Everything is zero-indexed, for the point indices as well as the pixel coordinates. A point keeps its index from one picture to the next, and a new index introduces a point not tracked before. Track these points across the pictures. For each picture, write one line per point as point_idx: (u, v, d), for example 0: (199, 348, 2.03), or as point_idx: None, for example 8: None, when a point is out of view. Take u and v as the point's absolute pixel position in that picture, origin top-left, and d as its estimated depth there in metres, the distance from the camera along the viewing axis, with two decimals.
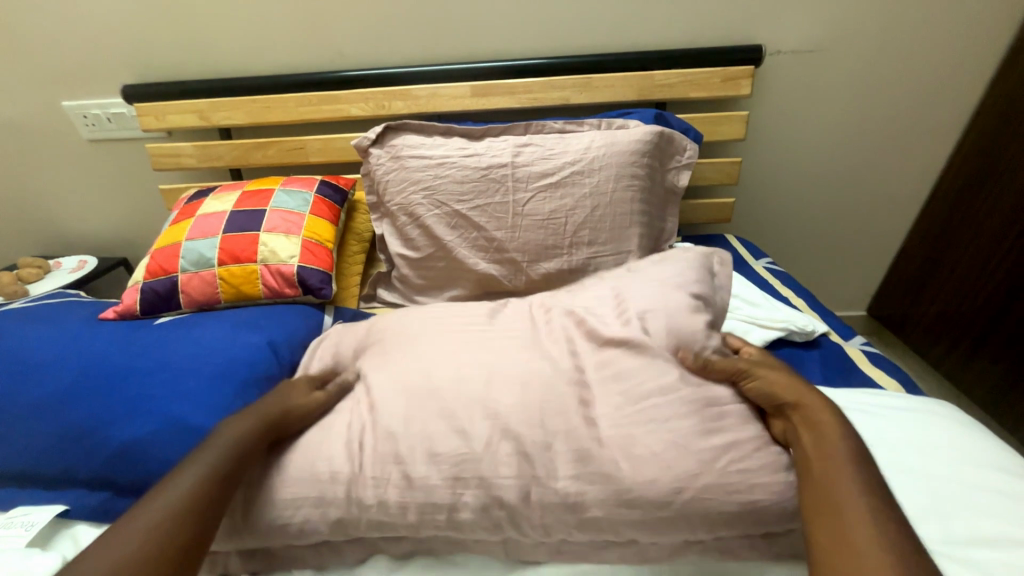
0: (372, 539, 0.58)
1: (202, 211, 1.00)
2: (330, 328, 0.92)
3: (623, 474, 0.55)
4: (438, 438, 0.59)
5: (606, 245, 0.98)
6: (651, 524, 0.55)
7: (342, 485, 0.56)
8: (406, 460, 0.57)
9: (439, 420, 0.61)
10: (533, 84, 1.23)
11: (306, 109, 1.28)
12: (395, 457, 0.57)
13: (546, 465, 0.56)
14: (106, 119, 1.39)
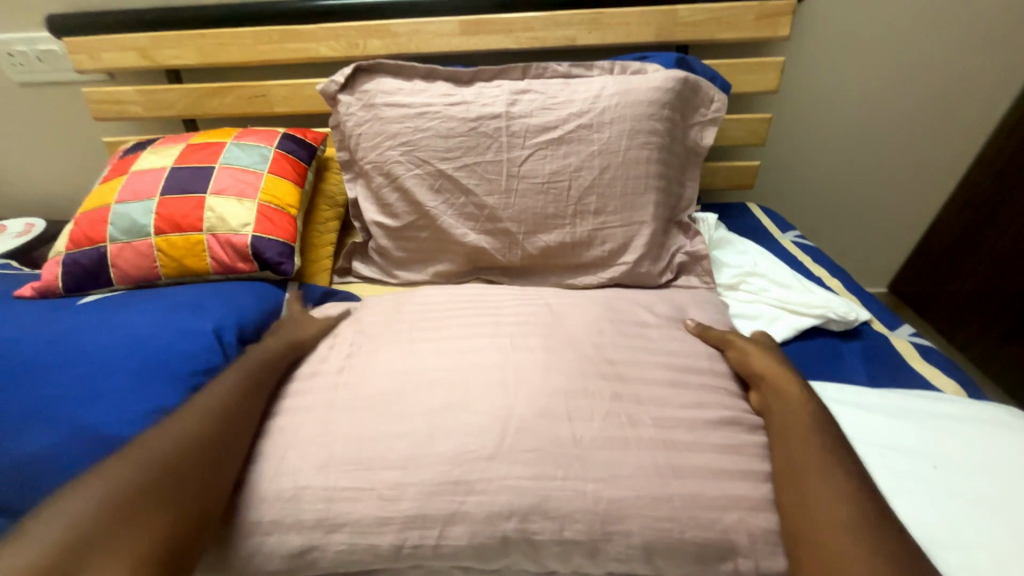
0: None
1: (137, 167, 0.84)
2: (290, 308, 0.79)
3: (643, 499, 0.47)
4: (416, 456, 0.50)
5: (617, 217, 0.84)
6: (675, 563, 0.47)
7: (303, 508, 0.48)
8: (363, 496, 0.48)
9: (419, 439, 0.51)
10: (533, 21, 1.03)
11: (265, 48, 1.08)
12: (348, 493, 0.48)
13: (552, 489, 0.48)
14: (34, 58, 1.19)
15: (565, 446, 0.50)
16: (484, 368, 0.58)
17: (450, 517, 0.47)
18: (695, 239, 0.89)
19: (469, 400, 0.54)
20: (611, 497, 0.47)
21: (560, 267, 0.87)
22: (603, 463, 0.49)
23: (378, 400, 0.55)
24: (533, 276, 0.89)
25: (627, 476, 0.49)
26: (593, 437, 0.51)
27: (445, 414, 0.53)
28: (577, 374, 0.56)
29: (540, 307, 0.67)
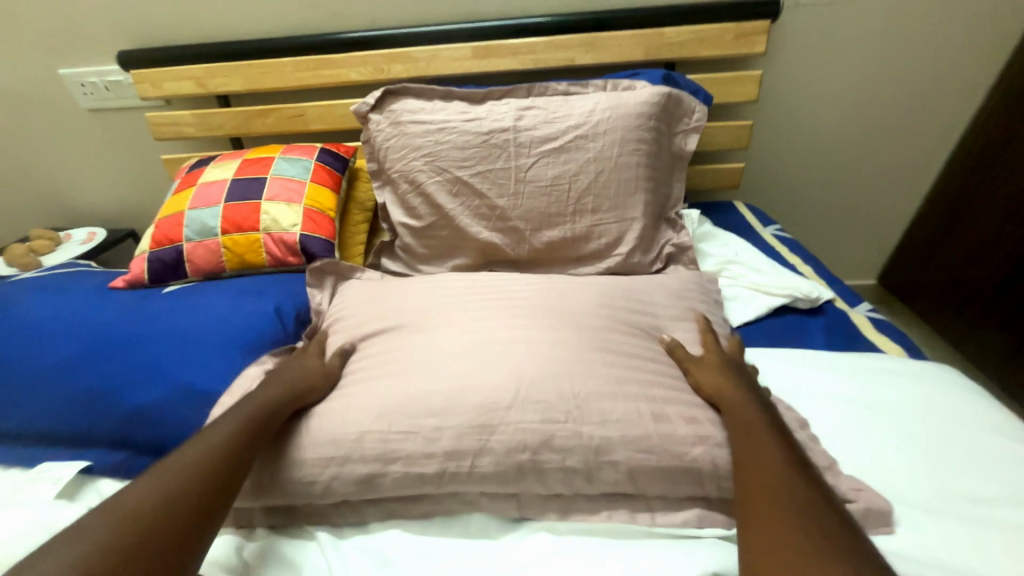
0: (389, 504, 0.62)
1: (204, 179, 1.00)
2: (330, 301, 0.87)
3: (634, 439, 0.58)
4: (452, 404, 0.61)
5: (610, 215, 0.97)
6: (658, 483, 0.59)
7: (365, 446, 0.59)
8: (410, 437, 0.60)
9: (450, 400, 0.61)
10: (536, 45, 1.18)
11: (303, 74, 1.24)
12: (397, 435, 0.60)
13: (556, 430, 0.59)
14: (104, 87, 1.37)
15: (566, 399, 0.61)
16: (501, 342, 0.68)
17: (479, 451, 0.59)
18: (682, 232, 1.01)
19: (484, 366, 0.64)
20: (602, 435, 0.59)
21: (562, 259, 1.00)
22: (598, 412, 0.60)
23: (416, 367, 0.66)
24: (538, 267, 1.02)
25: (624, 418, 0.60)
26: (590, 393, 0.61)
27: (468, 376, 0.63)
28: (577, 344, 0.67)
29: (541, 290, 0.78)
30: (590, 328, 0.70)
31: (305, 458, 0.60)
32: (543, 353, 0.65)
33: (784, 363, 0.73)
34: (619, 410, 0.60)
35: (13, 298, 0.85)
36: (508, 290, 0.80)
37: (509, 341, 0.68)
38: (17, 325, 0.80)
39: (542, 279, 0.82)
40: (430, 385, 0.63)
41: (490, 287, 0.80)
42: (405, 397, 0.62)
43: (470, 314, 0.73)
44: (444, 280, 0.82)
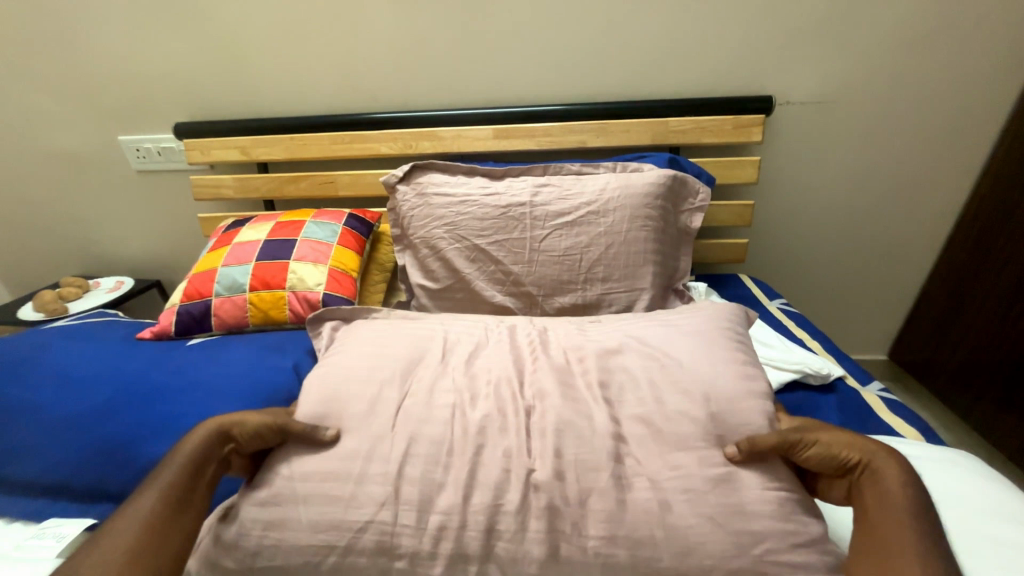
0: None
1: (239, 239, 1.07)
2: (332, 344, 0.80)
3: (647, 556, 0.51)
4: (447, 505, 0.54)
5: (620, 286, 1.01)
6: None
7: (359, 543, 0.53)
8: (406, 533, 0.53)
9: (448, 496, 0.54)
10: (552, 128, 1.30)
11: (339, 147, 1.37)
12: (394, 532, 0.53)
13: (562, 542, 0.52)
14: (156, 152, 1.50)
15: (570, 505, 0.54)
16: (502, 429, 0.60)
17: (483, 556, 0.52)
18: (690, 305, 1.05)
19: (482, 457, 0.57)
20: (610, 551, 0.51)
21: None
22: (606, 522, 0.53)
23: (404, 452, 0.58)
24: None
25: (636, 531, 0.52)
26: (599, 495, 0.54)
27: (464, 469, 0.56)
28: (589, 431, 0.59)
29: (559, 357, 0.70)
30: (605, 407, 0.62)
31: (290, 550, 0.53)
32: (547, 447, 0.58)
33: None
34: (631, 517, 0.53)
35: (42, 345, 0.88)
36: (520, 353, 0.72)
37: (509, 425, 0.60)
38: (43, 372, 0.82)
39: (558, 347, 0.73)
40: (422, 479, 0.56)
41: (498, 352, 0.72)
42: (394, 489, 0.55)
43: (477, 385, 0.66)
44: (451, 342, 0.75)
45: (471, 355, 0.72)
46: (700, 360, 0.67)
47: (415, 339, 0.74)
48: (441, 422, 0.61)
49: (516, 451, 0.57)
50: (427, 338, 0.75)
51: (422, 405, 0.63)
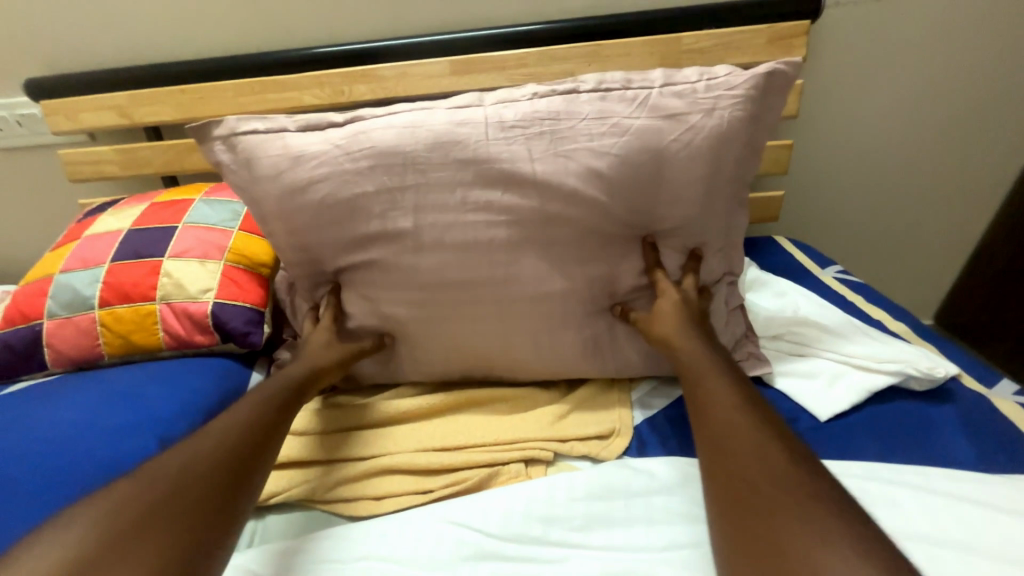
0: None
1: (92, 231, 0.75)
2: (254, 143, 0.64)
3: (585, 351, 0.67)
4: (435, 330, 0.66)
5: (679, 110, 0.61)
6: None
7: (373, 359, 0.70)
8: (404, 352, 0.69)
9: (431, 332, 0.66)
10: (528, 56, 0.97)
11: (246, 99, 1.02)
12: (395, 346, 0.68)
13: (521, 353, 0.67)
14: (13, 121, 1.14)
15: (539, 325, 0.65)
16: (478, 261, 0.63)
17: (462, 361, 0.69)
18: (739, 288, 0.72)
19: (471, 290, 0.63)
20: (555, 356, 0.67)
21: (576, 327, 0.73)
22: (558, 335, 0.66)
23: (397, 287, 0.65)
24: None
25: (581, 341, 0.66)
26: (560, 316, 0.65)
27: (451, 300, 0.64)
28: (550, 257, 0.63)
29: (537, 147, 0.60)
30: (566, 228, 0.62)
31: None
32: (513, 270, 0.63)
33: None
34: (583, 326, 0.66)
35: None
36: (478, 154, 0.61)
37: (483, 251, 0.62)
38: None
39: (505, 129, 0.61)
40: (418, 312, 0.65)
41: (455, 153, 0.61)
42: (402, 323, 0.66)
43: (443, 205, 0.62)
44: (402, 127, 0.62)
45: (448, 162, 0.61)
46: (711, 176, 0.62)
47: (388, 138, 0.62)
48: (425, 266, 0.63)
49: (492, 271, 0.63)
50: (376, 136, 0.62)
51: (410, 243, 0.63)
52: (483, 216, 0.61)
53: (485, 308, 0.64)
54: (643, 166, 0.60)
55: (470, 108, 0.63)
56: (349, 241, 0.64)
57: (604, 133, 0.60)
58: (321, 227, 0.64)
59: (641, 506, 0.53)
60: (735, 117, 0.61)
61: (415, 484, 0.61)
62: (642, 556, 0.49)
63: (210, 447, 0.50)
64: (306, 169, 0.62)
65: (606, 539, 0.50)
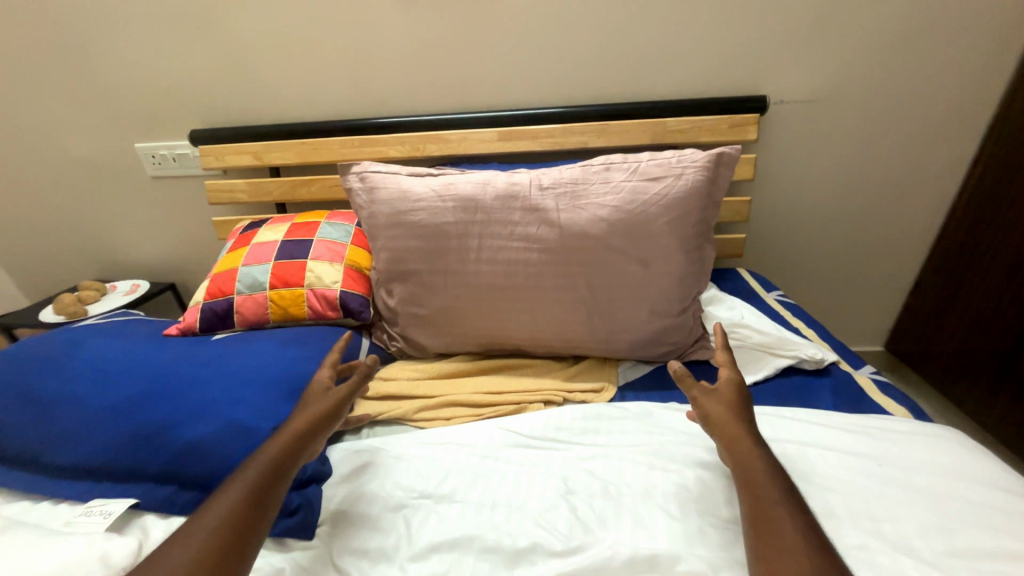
0: (436, 551, 0.62)
1: (257, 240, 1.11)
2: (378, 190, 1.00)
3: (589, 339, 0.97)
4: (486, 318, 0.97)
5: (659, 175, 0.93)
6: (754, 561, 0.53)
7: (443, 336, 1.02)
8: (464, 334, 1.00)
9: (484, 318, 0.97)
10: (554, 130, 1.34)
11: (348, 150, 1.41)
12: (458, 329, 1.00)
13: (544, 338, 0.98)
14: (172, 158, 1.55)
15: (556, 319, 0.95)
16: (518, 274, 0.94)
17: (505, 341, 1.00)
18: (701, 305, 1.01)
19: (512, 292, 0.95)
20: (568, 341, 0.98)
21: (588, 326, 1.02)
22: (571, 326, 0.95)
23: (461, 288, 0.96)
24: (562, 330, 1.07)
25: (586, 330, 0.96)
26: (571, 314, 0.94)
27: (498, 298, 0.95)
28: (565, 273, 0.93)
29: (562, 199, 0.93)
30: (577, 254, 0.92)
31: (415, 340, 1.04)
32: (540, 280, 0.93)
33: (793, 421, 0.78)
34: (587, 321, 0.95)
35: (76, 339, 0.91)
36: (523, 202, 0.94)
37: (521, 266, 0.93)
38: (74, 361, 0.85)
39: (542, 186, 0.94)
40: (475, 307, 0.97)
41: (508, 200, 0.94)
42: (463, 314, 0.98)
43: (497, 233, 0.94)
44: (475, 183, 0.97)
45: (504, 207, 0.94)
46: (679, 220, 0.91)
47: (467, 189, 0.96)
48: (480, 274, 0.95)
49: (526, 279, 0.94)
50: (459, 187, 0.96)
51: (474, 259, 0.95)
52: (523, 242, 0.93)
53: (520, 302, 0.95)
54: (631, 213, 0.91)
55: (521, 173, 0.97)
56: (431, 253, 0.96)
57: (606, 191, 0.93)
58: (414, 242, 0.97)
59: (622, 421, 0.84)
60: (696, 182, 0.92)
61: (474, 409, 0.92)
62: (626, 444, 0.78)
63: (223, 512, 0.55)
64: (409, 204, 0.97)
65: (601, 436, 0.81)
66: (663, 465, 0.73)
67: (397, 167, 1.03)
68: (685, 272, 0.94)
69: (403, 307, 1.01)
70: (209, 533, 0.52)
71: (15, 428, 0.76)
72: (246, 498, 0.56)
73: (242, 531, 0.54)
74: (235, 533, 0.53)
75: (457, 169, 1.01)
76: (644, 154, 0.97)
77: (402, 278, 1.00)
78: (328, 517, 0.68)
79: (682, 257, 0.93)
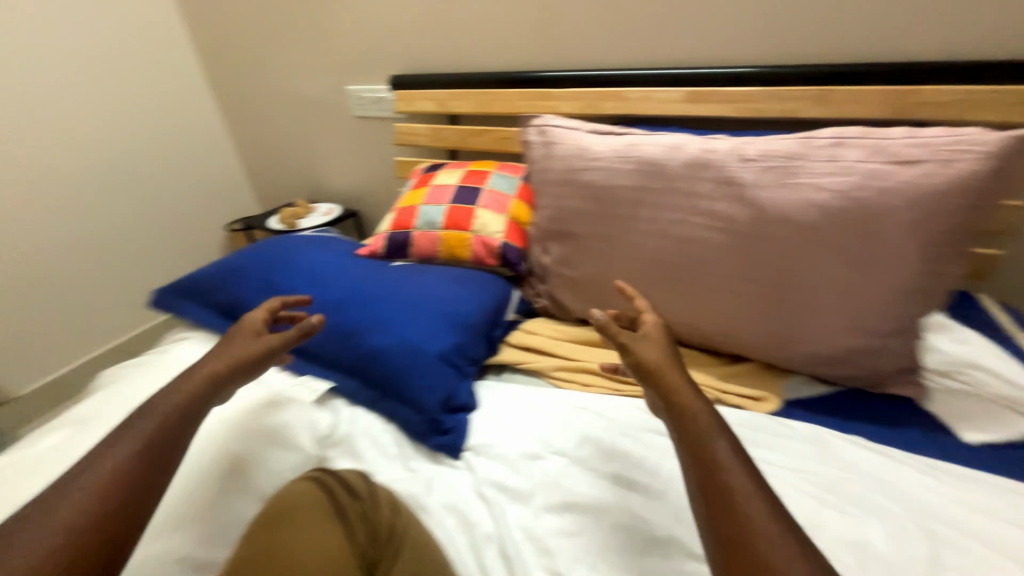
0: (571, 508, 0.63)
1: (436, 182, 1.21)
2: (557, 144, 0.99)
3: (761, 341, 0.84)
4: (641, 294, 0.92)
5: (913, 158, 0.73)
6: None
7: (592, 304, 0.99)
8: (615, 306, 0.96)
9: (641, 294, 0.92)
10: (757, 93, 1.13)
11: (522, 103, 1.41)
12: (610, 299, 0.96)
13: (705, 328, 0.88)
14: (372, 101, 1.75)
15: (724, 309, 0.85)
16: (691, 252, 0.85)
17: (657, 322, 0.93)
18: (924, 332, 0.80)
19: (678, 271, 0.87)
20: (732, 337, 0.87)
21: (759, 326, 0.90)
22: (740, 322, 0.85)
23: (621, 258, 0.91)
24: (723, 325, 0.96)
25: (759, 330, 0.84)
26: (745, 307, 0.83)
27: (660, 275, 0.88)
28: (749, 260, 0.81)
29: (767, 175, 0.80)
30: (769, 241, 0.79)
31: (563, 302, 1.04)
32: (715, 263, 0.84)
33: None
34: (763, 320, 0.83)
35: (295, 246, 1.11)
36: (716, 174, 0.83)
37: (695, 244, 0.85)
38: (295, 263, 1.03)
39: (743, 157, 0.82)
40: (633, 280, 0.91)
41: (697, 169, 0.84)
42: (618, 285, 0.93)
43: (677, 205, 0.86)
44: (662, 146, 0.88)
45: (692, 176, 0.85)
46: (929, 220, 0.72)
47: (653, 151, 0.88)
48: (648, 246, 0.88)
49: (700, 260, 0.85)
50: (643, 148, 0.89)
51: (644, 228, 0.88)
52: (706, 219, 0.84)
53: (686, 283, 0.87)
54: (858, 201, 0.74)
55: (720, 140, 0.85)
56: (598, 216, 0.93)
57: (830, 171, 0.77)
58: (583, 203, 0.94)
59: (784, 444, 0.74)
60: (970, 172, 0.70)
61: (613, 383, 0.89)
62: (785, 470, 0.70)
63: (103, 471, 0.49)
64: (586, 161, 0.94)
65: (754, 451, 0.73)
66: (836, 505, 0.64)
67: (579, 124, 1.00)
68: (919, 287, 0.74)
69: (557, 266, 1.01)
70: (78, 499, 0.46)
71: (254, 306, 0.97)
72: (138, 451, 0.51)
73: (161, 461, 0.52)
74: (137, 484, 0.49)
75: (643, 130, 0.94)
76: (896, 130, 0.77)
77: (562, 237, 0.99)
78: (474, 446, 0.74)
79: (920, 268, 0.73)
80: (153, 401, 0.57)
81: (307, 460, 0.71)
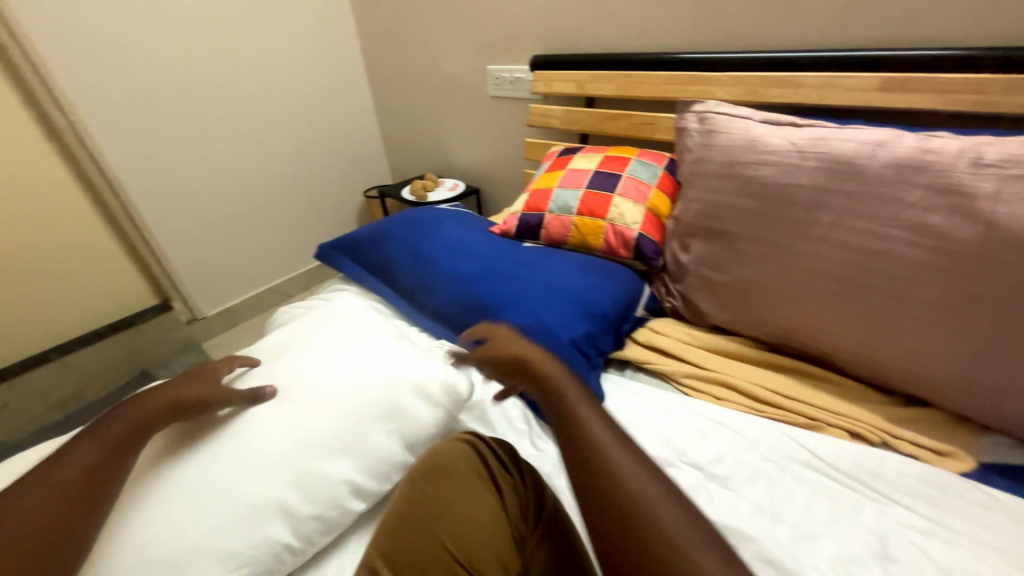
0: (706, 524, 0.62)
1: (572, 165, 1.20)
2: (720, 133, 0.91)
3: (956, 387, 0.70)
4: (799, 309, 0.81)
5: None
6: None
7: (732, 313, 0.91)
8: (761, 318, 0.87)
9: (799, 308, 0.81)
10: (988, 83, 0.90)
11: (671, 87, 1.31)
12: (756, 309, 0.87)
13: (878, 359, 0.76)
14: (510, 81, 1.77)
15: (910, 342, 0.72)
16: (875, 268, 0.73)
17: (814, 343, 0.82)
18: None
19: (855, 289, 0.75)
20: (915, 377, 0.73)
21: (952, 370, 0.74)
22: (931, 360, 0.71)
23: (781, 265, 0.82)
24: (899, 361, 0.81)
25: (957, 374, 0.69)
26: (942, 343, 0.69)
27: (829, 290, 0.77)
28: (959, 288, 0.67)
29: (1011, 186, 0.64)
30: (995, 267, 0.64)
31: (697, 306, 0.97)
32: (908, 285, 0.71)
33: None
34: (966, 363, 0.68)
35: (439, 218, 1.18)
36: (931, 181, 0.69)
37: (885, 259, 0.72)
38: (439, 234, 1.10)
39: (975, 163, 0.67)
40: (791, 291, 0.81)
41: (904, 173, 0.71)
42: (770, 294, 0.84)
43: (868, 212, 0.74)
44: (860, 143, 0.76)
45: (896, 181, 0.72)
46: None
47: (845, 148, 0.77)
48: (818, 255, 0.78)
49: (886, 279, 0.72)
50: (832, 144, 0.78)
51: (818, 234, 0.78)
52: (905, 233, 0.71)
53: (863, 305, 0.75)
54: None
55: (944, 140, 0.71)
56: (760, 216, 0.84)
57: None
58: (742, 200, 0.86)
59: (976, 514, 0.62)
60: None
61: (750, 402, 0.82)
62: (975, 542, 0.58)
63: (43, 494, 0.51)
64: (755, 154, 0.85)
65: (931, 512, 0.62)
66: None
67: (750, 113, 0.91)
68: None
69: (697, 266, 0.94)
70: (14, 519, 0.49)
71: (400, 268, 1.06)
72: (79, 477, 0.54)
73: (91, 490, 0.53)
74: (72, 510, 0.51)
75: (833, 124, 0.82)
76: None
77: (709, 235, 0.92)
78: None
79: None
80: (103, 422, 0.61)
81: (251, 430, 0.64)
